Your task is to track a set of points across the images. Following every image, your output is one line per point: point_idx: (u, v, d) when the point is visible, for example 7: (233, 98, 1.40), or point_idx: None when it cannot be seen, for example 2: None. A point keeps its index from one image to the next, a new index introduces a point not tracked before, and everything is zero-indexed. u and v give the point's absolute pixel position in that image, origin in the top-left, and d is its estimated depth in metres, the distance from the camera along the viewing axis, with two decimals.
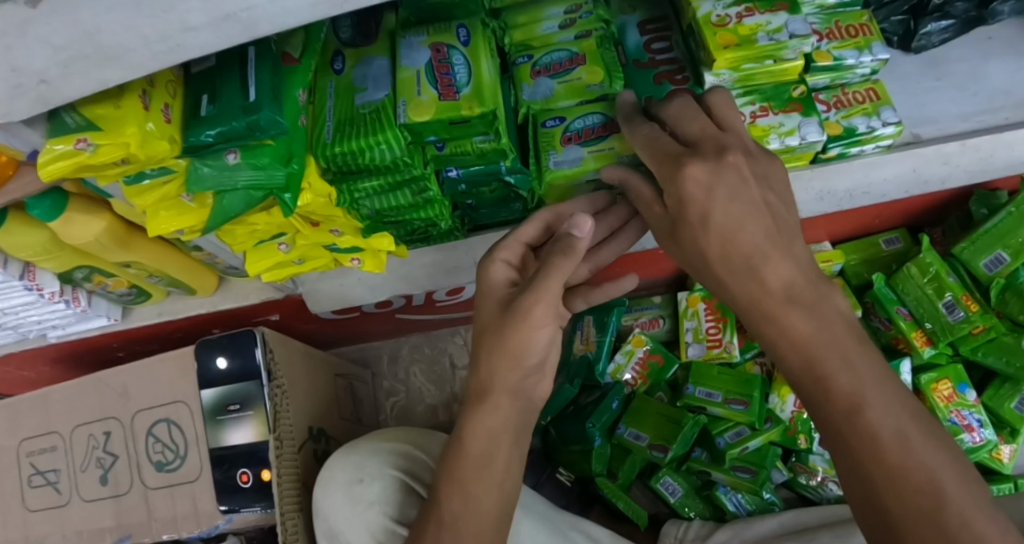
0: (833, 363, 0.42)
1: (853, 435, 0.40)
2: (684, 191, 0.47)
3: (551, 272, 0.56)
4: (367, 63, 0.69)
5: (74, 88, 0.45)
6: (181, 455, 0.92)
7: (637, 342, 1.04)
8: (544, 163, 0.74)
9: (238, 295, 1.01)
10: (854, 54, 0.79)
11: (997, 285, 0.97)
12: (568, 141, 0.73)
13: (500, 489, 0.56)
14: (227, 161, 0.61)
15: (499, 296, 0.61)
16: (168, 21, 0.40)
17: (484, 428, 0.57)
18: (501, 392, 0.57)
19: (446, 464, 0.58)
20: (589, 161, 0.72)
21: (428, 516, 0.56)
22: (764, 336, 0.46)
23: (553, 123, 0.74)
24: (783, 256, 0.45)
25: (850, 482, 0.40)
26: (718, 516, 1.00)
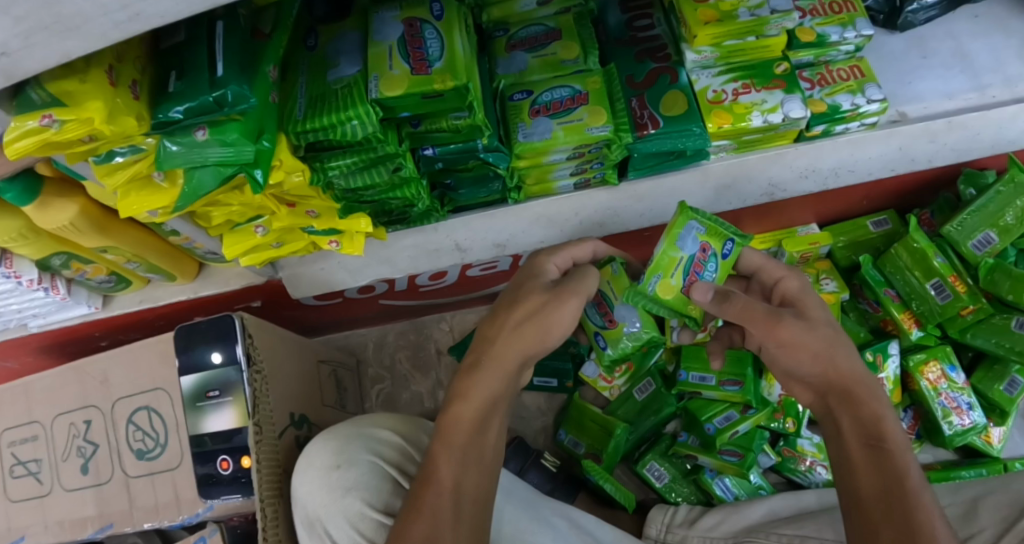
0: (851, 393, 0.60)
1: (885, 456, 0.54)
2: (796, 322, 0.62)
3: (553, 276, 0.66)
4: (340, 39, 0.68)
5: (34, 61, 0.44)
6: (162, 443, 0.91)
7: (714, 235, 0.71)
8: (513, 135, 0.72)
9: (220, 281, 1.01)
10: (838, 30, 0.79)
11: (985, 266, 0.96)
12: (536, 113, 0.72)
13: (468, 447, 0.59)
14: (197, 138, 0.60)
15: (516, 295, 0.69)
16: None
17: (483, 396, 0.61)
18: (510, 359, 0.63)
19: (442, 430, 0.61)
20: (559, 135, 0.71)
21: (426, 482, 0.58)
22: (850, 391, 0.58)
23: (520, 96, 0.73)
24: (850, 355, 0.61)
25: (880, 490, 0.52)
26: (706, 500, 0.98)
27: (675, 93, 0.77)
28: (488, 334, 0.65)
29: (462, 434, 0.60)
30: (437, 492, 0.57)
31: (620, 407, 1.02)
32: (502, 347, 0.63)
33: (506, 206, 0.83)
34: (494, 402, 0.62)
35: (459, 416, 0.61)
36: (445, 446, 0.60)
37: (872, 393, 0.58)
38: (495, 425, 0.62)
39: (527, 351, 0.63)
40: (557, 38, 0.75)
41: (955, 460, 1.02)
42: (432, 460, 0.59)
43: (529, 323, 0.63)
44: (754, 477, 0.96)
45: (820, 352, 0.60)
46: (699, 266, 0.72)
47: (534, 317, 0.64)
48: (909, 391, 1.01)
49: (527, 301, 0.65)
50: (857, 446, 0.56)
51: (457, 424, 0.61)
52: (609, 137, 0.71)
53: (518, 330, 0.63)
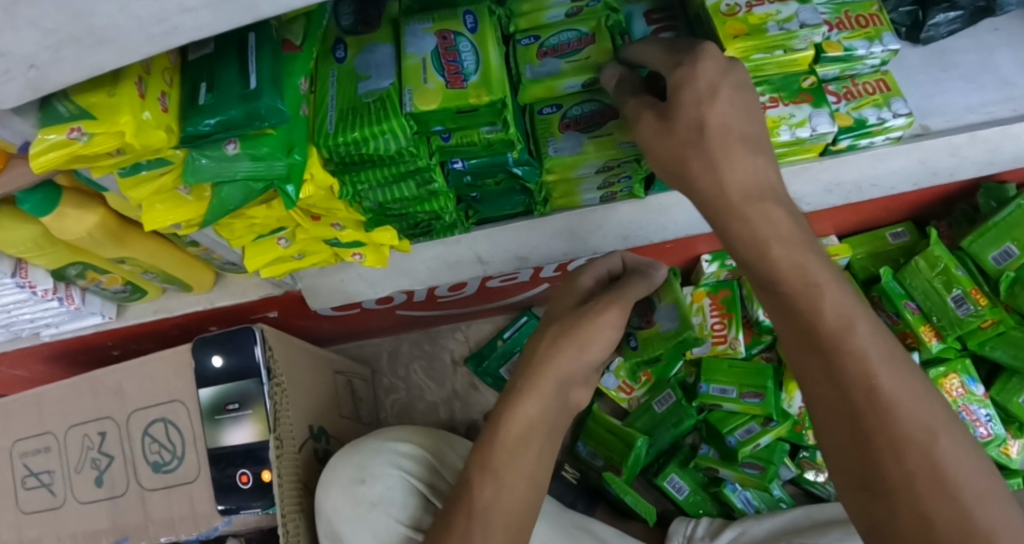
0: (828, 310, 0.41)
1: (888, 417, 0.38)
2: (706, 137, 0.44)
3: (630, 286, 0.67)
4: (371, 51, 0.67)
5: (63, 74, 0.43)
6: (178, 456, 0.90)
7: (525, 54, 0.72)
8: (543, 150, 0.71)
9: (236, 291, 1.00)
10: (864, 44, 0.78)
11: (1007, 279, 0.96)
12: (566, 127, 0.71)
13: (495, 480, 0.57)
14: (227, 152, 0.60)
15: (576, 297, 0.68)
16: (165, 2, 0.39)
17: (520, 420, 0.58)
18: (547, 379, 0.60)
19: (478, 454, 0.59)
20: (590, 150, 0.70)
21: (458, 502, 0.56)
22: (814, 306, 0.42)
23: (550, 111, 0.72)
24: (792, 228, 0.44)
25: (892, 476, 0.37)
26: (727, 512, 0.98)
27: None
28: (532, 349, 0.63)
29: (501, 457, 0.57)
30: (468, 515, 0.55)
31: (638, 419, 1.01)
32: (541, 368, 0.60)
33: (531, 219, 0.83)
34: (534, 427, 0.59)
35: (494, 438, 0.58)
36: (483, 468, 0.57)
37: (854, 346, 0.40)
38: (534, 449, 0.59)
39: (563, 366, 0.60)
40: (591, 43, 0.71)
41: None
42: (466, 479, 0.58)
43: (568, 337, 0.61)
44: (775, 490, 0.95)
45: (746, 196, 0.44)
46: (560, 49, 0.72)
47: (568, 328, 0.62)
48: None
49: (570, 316, 0.64)
50: (839, 411, 0.40)
51: (495, 449, 0.58)
52: (637, 153, 0.70)
53: (552, 348, 0.61)
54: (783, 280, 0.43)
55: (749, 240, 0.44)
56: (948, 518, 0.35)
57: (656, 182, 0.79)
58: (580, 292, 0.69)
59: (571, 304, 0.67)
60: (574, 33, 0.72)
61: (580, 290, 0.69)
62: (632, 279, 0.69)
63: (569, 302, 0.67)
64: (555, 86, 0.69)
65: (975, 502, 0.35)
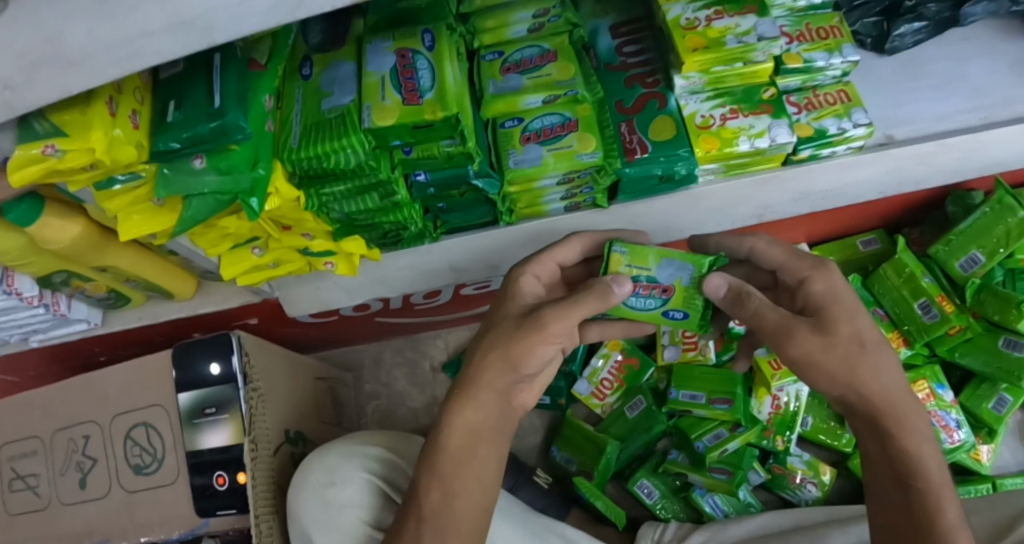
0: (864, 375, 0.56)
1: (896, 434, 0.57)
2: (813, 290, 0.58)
3: (577, 302, 0.58)
4: (334, 68, 0.69)
5: (37, 94, 0.46)
6: (159, 459, 0.93)
7: (490, 69, 0.75)
8: (504, 162, 0.74)
9: (217, 299, 1.02)
10: (823, 56, 0.80)
11: (973, 285, 0.97)
12: (526, 140, 0.73)
13: (443, 484, 0.59)
14: (195, 166, 0.62)
15: (520, 305, 0.64)
16: (126, 26, 0.42)
17: (460, 427, 0.60)
18: (486, 391, 0.60)
19: (426, 462, 0.61)
20: (549, 162, 0.72)
21: (409, 511, 0.60)
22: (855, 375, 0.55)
23: (511, 124, 0.74)
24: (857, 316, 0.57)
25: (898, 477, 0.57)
26: (696, 517, 0.99)
27: (663, 119, 0.78)
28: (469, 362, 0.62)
29: (446, 463, 0.59)
30: (417, 521, 0.58)
31: (612, 424, 1.03)
32: (476, 380, 0.60)
33: (499, 228, 0.84)
34: (474, 435, 0.60)
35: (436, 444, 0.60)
36: (429, 476, 0.60)
37: (899, 419, 0.56)
38: (478, 456, 0.60)
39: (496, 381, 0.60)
40: (552, 60, 0.74)
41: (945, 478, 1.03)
42: (416, 486, 0.60)
43: (500, 353, 0.60)
44: (744, 495, 0.97)
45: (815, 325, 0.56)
46: (523, 64, 0.75)
47: (501, 341, 0.60)
48: None
49: (508, 331, 0.61)
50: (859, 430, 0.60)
51: (439, 456, 0.60)
52: (598, 164, 0.73)
53: (486, 362, 0.60)
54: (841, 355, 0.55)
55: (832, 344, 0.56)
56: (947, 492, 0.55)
57: (620, 192, 0.82)
58: (525, 296, 0.65)
59: (513, 316, 0.63)
60: (536, 49, 0.76)
61: (523, 297, 0.65)
62: (583, 294, 0.58)
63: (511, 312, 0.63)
64: (519, 101, 0.73)
65: (933, 476, 0.55)
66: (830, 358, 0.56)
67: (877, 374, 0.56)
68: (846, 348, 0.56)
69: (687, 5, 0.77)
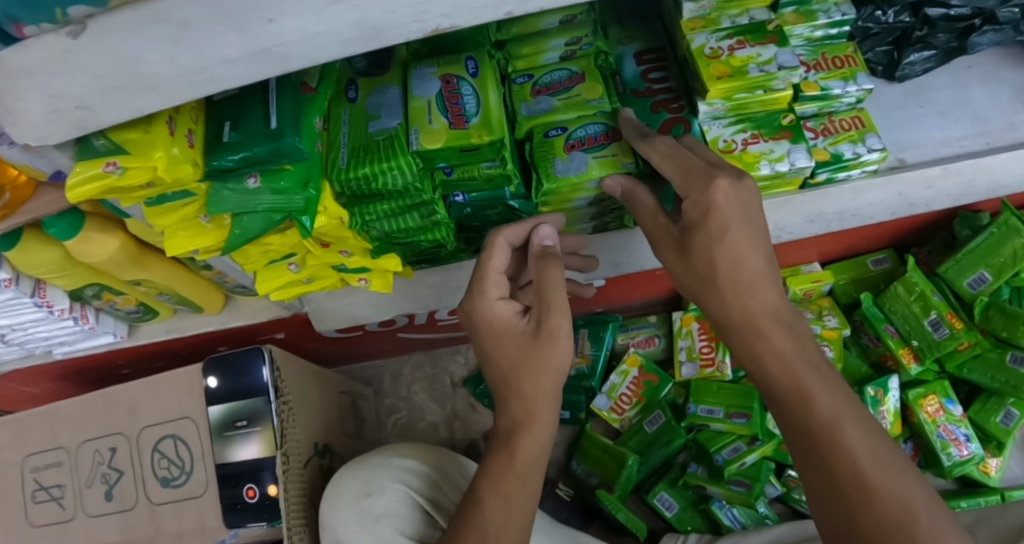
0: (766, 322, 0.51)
1: (801, 413, 0.48)
2: (712, 200, 0.52)
3: (555, 286, 0.60)
4: (380, 92, 0.72)
5: (111, 114, 0.49)
6: (188, 471, 0.94)
7: (520, 91, 0.77)
8: (549, 170, 0.73)
9: (246, 313, 1.04)
10: (840, 84, 0.84)
11: (981, 303, 1.01)
12: (571, 148, 0.74)
13: (505, 498, 0.61)
14: (248, 185, 0.64)
15: (514, 327, 0.61)
16: (207, 53, 0.45)
17: (528, 447, 0.62)
18: (547, 407, 0.62)
19: (484, 473, 0.63)
20: (594, 169, 0.72)
21: (465, 525, 0.61)
22: (757, 324, 0.52)
23: (555, 133, 0.75)
24: (755, 235, 0.52)
25: (814, 476, 0.46)
26: (715, 529, 1.00)
27: None
28: (517, 395, 0.61)
29: (512, 479, 0.62)
30: (474, 530, 0.60)
31: (630, 438, 1.05)
32: (538, 402, 0.61)
33: None
34: (535, 447, 0.62)
35: (512, 450, 0.62)
36: (494, 491, 0.62)
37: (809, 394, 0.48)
38: (534, 469, 0.63)
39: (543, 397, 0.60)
40: (581, 82, 0.76)
41: (955, 491, 1.06)
42: (476, 488, 0.63)
43: (541, 373, 0.59)
44: (761, 507, 0.98)
45: (716, 235, 0.52)
46: (553, 86, 0.77)
47: (537, 367, 0.59)
48: (909, 424, 1.06)
49: (530, 355, 0.60)
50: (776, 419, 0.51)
51: (507, 471, 0.62)
52: (638, 174, 0.73)
53: (535, 386, 0.60)
54: (735, 276, 0.52)
55: (723, 270, 0.52)
56: (876, 489, 0.43)
57: None
58: (507, 321, 0.62)
59: (517, 339, 0.61)
60: (565, 71, 0.77)
61: (506, 321, 0.62)
62: (548, 273, 0.61)
63: (511, 342, 0.61)
64: (549, 121, 0.75)
65: (866, 462, 0.44)
66: (719, 274, 0.52)
67: (775, 326, 0.51)
68: (727, 263, 0.52)
69: (712, 34, 0.80)
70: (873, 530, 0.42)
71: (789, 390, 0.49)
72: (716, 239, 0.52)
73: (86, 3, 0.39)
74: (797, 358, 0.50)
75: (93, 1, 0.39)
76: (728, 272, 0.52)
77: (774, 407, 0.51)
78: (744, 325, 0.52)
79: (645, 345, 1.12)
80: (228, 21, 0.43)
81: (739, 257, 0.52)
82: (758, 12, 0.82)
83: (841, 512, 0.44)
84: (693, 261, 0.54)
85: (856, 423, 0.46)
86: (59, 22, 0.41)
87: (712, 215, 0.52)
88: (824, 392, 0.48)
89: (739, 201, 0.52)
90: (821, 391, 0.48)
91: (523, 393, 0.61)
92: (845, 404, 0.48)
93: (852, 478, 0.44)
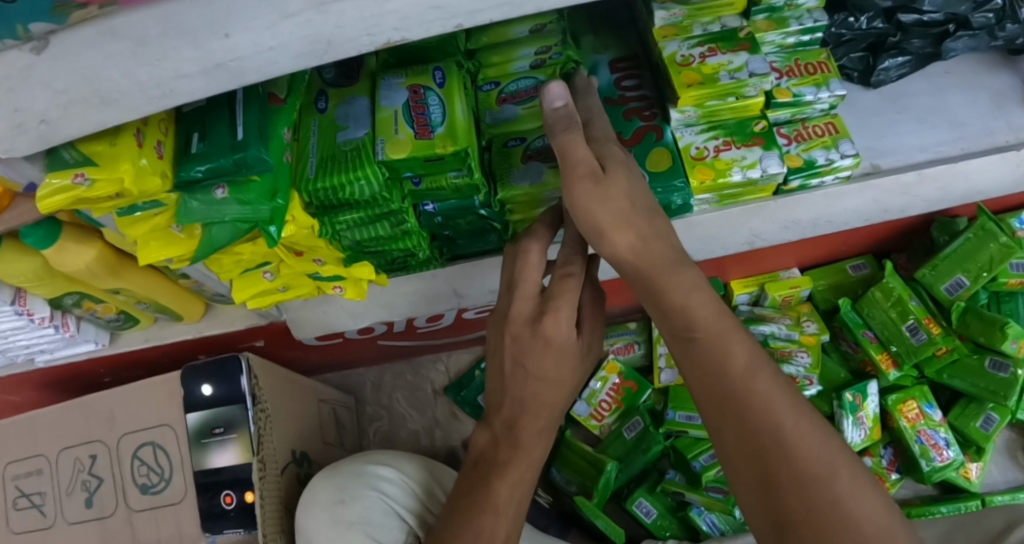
0: (682, 285, 0.50)
1: (739, 397, 0.45)
2: (610, 156, 0.54)
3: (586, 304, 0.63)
4: (350, 103, 0.73)
5: (72, 129, 0.48)
6: (166, 478, 0.94)
7: (485, 100, 0.79)
8: (507, 178, 0.75)
9: (225, 321, 1.04)
10: (812, 90, 0.84)
11: (958, 308, 1.02)
12: (528, 158, 0.76)
13: (515, 502, 0.62)
14: (216, 196, 0.65)
15: (572, 350, 0.58)
16: (163, 67, 0.44)
17: (534, 451, 0.62)
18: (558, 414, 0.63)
19: (483, 479, 0.62)
20: (549, 179, 0.75)
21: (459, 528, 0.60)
22: (666, 286, 0.50)
23: (514, 144, 0.77)
24: (638, 185, 0.53)
25: (750, 473, 0.43)
26: (693, 535, 1.01)
27: (660, 150, 0.83)
28: (540, 407, 0.60)
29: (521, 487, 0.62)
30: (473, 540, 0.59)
31: (610, 445, 1.06)
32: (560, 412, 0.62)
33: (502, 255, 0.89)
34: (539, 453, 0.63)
35: (532, 455, 0.62)
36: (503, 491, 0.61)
37: (747, 382, 0.45)
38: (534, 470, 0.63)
39: (561, 403, 0.61)
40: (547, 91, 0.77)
41: (935, 497, 1.06)
42: (486, 483, 0.62)
43: (575, 382, 0.61)
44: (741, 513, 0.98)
45: (628, 191, 0.52)
46: (520, 95, 0.78)
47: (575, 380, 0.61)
48: (889, 430, 1.06)
49: (574, 372, 0.60)
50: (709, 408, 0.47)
51: (519, 476, 0.62)
52: None
53: (564, 393, 0.61)
54: (638, 225, 0.52)
55: (622, 220, 0.51)
56: (824, 486, 0.40)
57: None
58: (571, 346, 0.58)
59: (573, 360, 0.59)
60: (531, 81, 0.79)
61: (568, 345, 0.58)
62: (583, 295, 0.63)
63: (567, 363, 0.58)
64: (511, 130, 0.76)
65: (811, 457, 0.41)
66: (626, 225, 0.51)
67: (689, 291, 0.50)
68: (627, 214, 0.51)
69: (683, 42, 0.81)
70: (788, 478, 0.41)
71: (729, 375, 0.46)
72: (621, 191, 0.51)
73: (45, 18, 0.40)
74: (719, 331, 0.48)
75: (53, 18, 0.40)
76: (642, 219, 0.52)
77: (708, 392, 0.47)
78: (660, 279, 0.51)
79: (625, 352, 1.12)
80: (183, 37, 0.43)
81: (639, 204, 0.52)
82: (730, 20, 0.83)
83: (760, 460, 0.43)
84: (609, 213, 0.51)
85: (794, 415, 0.44)
86: (22, 37, 0.42)
87: (619, 168, 0.53)
88: (764, 377, 0.46)
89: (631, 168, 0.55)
90: (760, 374, 0.46)
91: (551, 404, 0.60)
92: (786, 393, 0.45)
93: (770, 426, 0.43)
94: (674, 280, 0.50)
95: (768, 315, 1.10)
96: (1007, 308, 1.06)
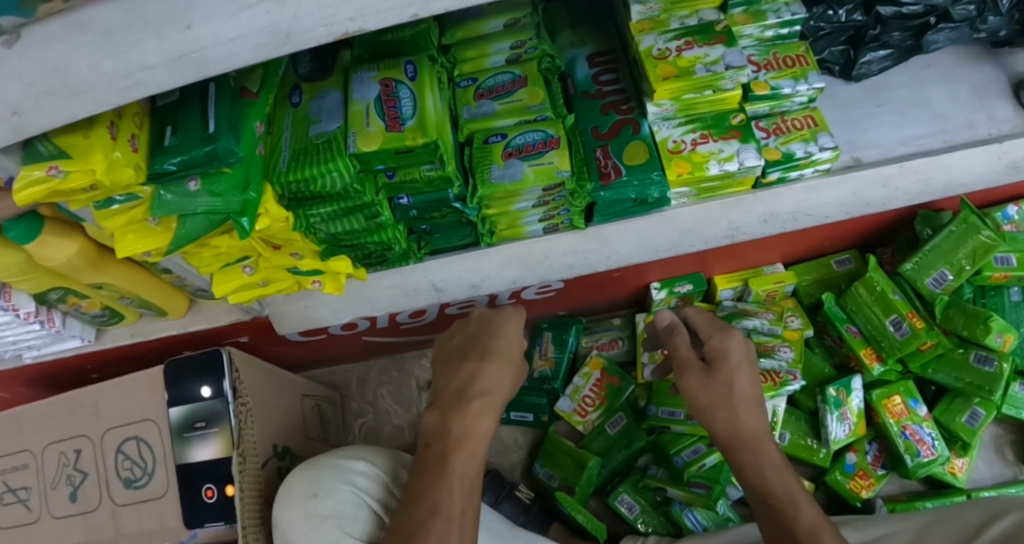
0: (751, 428, 0.67)
1: (785, 511, 0.62)
2: (727, 348, 0.70)
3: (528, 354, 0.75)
4: (322, 97, 0.74)
5: (45, 119, 0.47)
6: (149, 472, 0.95)
7: (463, 96, 0.79)
8: (486, 175, 0.75)
9: (209, 316, 1.05)
10: (790, 83, 0.84)
11: (941, 302, 1.02)
12: (508, 155, 0.76)
13: (464, 478, 0.60)
14: (189, 188, 0.65)
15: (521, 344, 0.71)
16: (127, 60, 0.44)
17: (476, 427, 0.63)
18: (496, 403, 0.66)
19: (431, 463, 0.61)
20: (530, 177, 0.74)
21: (418, 505, 0.58)
22: (745, 435, 0.67)
23: (495, 139, 0.76)
24: (743, 372, 0.69)
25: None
26: (675, 532, 1.01)
27: (637, 144, 0.83)
28: (489, 385, 0.66)
29: (469, 462, 0.61)
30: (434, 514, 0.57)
31: (593, 440, 1.05)
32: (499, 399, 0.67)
33: (480, 249, 0.89)
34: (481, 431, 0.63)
35: (482, 426, 0.63)
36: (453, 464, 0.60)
37: (788, 496, 0.62)
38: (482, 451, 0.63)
39: (505, 390, 0.67)
40: (522, 86, 0.78)
41: (921, 492, 1.05)
42: (442, 459, 0.61)
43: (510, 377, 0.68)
44: (722, 509, 0.98)
45: (738, 366, 0.69)
46: (495, 90, 0.78)
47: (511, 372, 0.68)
48: (874, 425, 1.05)
49: (516, 363, 0.69)
50: (765, 515, 0.63)
51: (467, 450, 0.61)
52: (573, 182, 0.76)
53: (503, 375, 0.67)
54: (731, 392, 0.68)
55: (719, 394, 0.68)
56: None
57: (595, 214, 0.86)
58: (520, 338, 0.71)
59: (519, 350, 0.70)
60: (509, 75, 0.79)
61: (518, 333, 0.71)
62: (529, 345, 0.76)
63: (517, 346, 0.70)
64: (490, 125, 0.77)
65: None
66: (707, 391, 0.69)
67: (751, 421, 0.67)
68: (716, 392, 0.68)
69: (659, 35, 0.81)
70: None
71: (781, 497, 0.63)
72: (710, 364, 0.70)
73: (13, 13, 0.38)
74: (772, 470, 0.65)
75: (20, 12, 0.39)
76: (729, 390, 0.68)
77: (765, 505, 0.64)
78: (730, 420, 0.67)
79: (608, 348, 1.13)
80: (147, 28, 0.42)
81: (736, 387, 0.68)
82: (708, 13, 0.82)
83: (777, 521, 0.62)
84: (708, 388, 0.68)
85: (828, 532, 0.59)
86: None
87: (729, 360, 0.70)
88: (809, 507, 0.61)
89: (746, 350, 0.71)
90: (807, 508, 0.61)
91: (494, 385, 0.66)
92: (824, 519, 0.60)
93: (786, 498, 0.63)
94: (740, 413, 0.67)
95: (751, 309, 1.08)
96: (992, 302, 1.07)
